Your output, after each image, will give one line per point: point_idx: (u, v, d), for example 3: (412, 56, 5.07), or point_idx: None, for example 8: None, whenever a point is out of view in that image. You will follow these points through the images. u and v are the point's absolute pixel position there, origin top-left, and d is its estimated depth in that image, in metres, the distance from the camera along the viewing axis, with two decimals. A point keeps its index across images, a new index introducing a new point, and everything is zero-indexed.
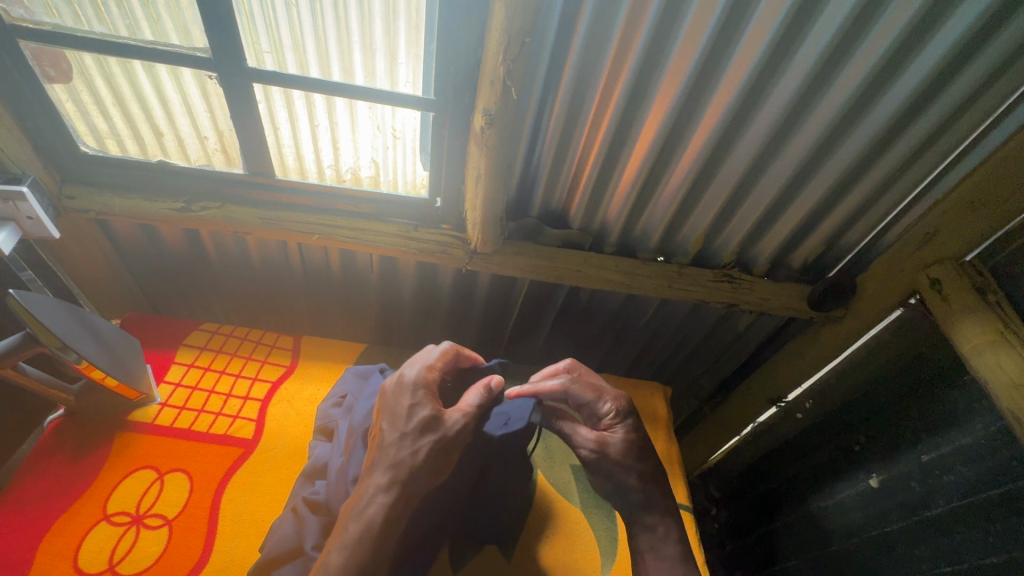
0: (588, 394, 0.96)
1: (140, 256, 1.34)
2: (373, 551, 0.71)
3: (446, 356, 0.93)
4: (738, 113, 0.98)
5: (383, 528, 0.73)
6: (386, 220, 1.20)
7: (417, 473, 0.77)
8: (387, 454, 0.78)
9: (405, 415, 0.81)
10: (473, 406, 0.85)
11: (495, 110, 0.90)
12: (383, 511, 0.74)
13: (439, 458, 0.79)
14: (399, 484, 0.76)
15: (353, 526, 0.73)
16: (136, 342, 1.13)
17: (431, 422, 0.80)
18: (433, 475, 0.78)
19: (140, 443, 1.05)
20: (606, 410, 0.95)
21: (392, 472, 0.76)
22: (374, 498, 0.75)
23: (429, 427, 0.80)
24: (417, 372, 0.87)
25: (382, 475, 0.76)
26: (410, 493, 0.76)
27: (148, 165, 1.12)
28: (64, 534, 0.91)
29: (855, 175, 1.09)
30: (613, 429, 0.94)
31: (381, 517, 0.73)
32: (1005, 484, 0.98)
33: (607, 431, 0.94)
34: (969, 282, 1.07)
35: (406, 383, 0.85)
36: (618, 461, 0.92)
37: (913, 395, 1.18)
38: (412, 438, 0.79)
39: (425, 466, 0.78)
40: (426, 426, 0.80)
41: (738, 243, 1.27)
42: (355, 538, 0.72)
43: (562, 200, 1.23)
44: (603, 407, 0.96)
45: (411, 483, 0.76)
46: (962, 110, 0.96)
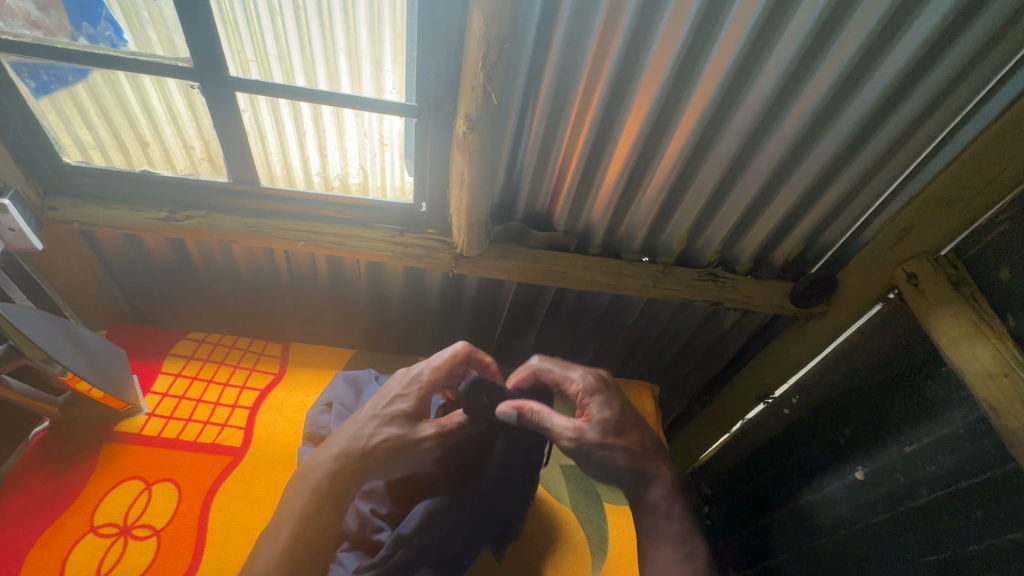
0: (556, 372, 0.95)
1: (126, 265, 1.34)
2: (312, 515, 0.79)
3: (457, 360, 0.90)
4: (715, 115, 1.00)
5: (317, 502, 0.80)
6: (373, 226, 1.20)
7: (364, 461, 0.82)
8: (349, 432, 0.86)
9: (386, 402, 0.88)
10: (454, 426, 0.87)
11: (476, 115, 0.92)
12: (325, 484, 0.81)
13: (392, 454, 0.83)
14: (349, 458, 0.82)
15: (295, 496, 0.81)
16: (122, 353, 1.13)
17: (403, 416, 0.85)
18: (381, 467, 0.83)
19: (128, 454, 1.04)
20: (576, 390, 0.93)
21: (347, 448, 0.83)
22: (322, 471, 0.82)
23: (398, 420, 0.85)
24: (423, 367, 0.90)
25: (337, 448, 0.84)
26: (352, 477, 0.82)
27: (132, 176, 1.12)
28: (50, 548, 0.90)
29: (832, 173, 1.11)
30: (591, 406, 0.91)
31: (323, 485, 0.81)
32: (985, 471, 1.00)
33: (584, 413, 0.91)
34: (944, 276, 1.10)
35: (408, 374, 0.90)
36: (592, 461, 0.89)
37: (894, 384, 1.21)
38: (376, 424, 0.85)
39: (372, 453, 0.82)
40: (394, 418, 0.85)
41: (720, 242, 1.29)
42: (295, 504, 0.80)
43: (547, 202, 1.24)
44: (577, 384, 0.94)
45: (359, 465, 0.82)
46: (932, 107, 0.99)
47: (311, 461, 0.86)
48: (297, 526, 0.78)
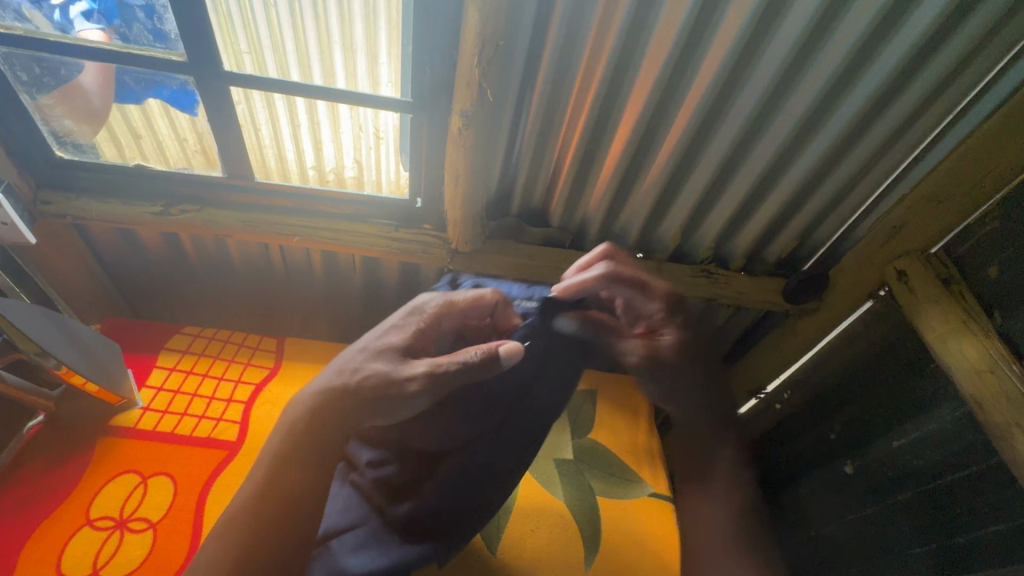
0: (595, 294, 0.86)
1: (120, 259, 1.34)
2: (288, 455, 0.67)
3: (479, 302, 0.79)
4: (709, 113, 1.01)
5: (289, 451, 0.68)
6: (368, 221, 1.20)
7: (343, 399, 0.69)
8: (341, 365, 0.74)
9: (380, 336, 0.76)
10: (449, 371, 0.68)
11: (471, 111, 0.92)
12: (304, 419, 0.70)
13: (373, 395, 0.69)
14: (329, 394, 0.70)
15: (269, 444, 0.70)
16: (116, 346, 1.13)
17: (391, 346, 0.73)
18: (359, 408, 0.69)
19: (123, 448, 1.04)
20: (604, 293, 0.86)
21: (333, 381, 0.71)
22: (302, 412, 0.71)
23: (387, 351, 0.73)
24: (435, 303, 0.78)
25: (322, 379, 0.73)
26: (335, 419, 0.69)
27: (125, 169, 1.11)
28: (46, 540, 0.91)
29: (825, 170, 1.12)
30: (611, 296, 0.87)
31: (303, 422, 0.69)
32: (967, 466, 1.03)
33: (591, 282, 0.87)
34: (933, 272, 1.11)
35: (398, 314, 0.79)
36: None
37: (884, 379, 1.24)
38: (366, 355, 0.73)
39: (355, 389, 0.70)
40: (383, 349, 0.73)
41: (714, 239, 1.30)
42: (267, 453, 0.69)
43: (542, 198, 1.24)
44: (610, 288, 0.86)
45: (343, 401, 0.69)
46: (923, 107, 1.00)
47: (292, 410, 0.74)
48: (264, 479, 0.66)
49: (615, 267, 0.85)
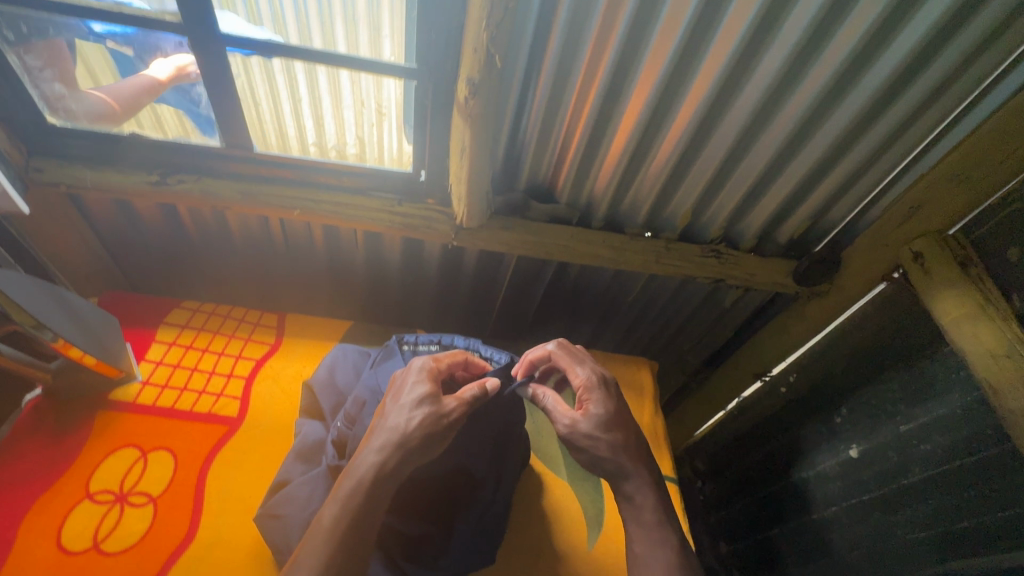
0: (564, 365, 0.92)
1: (116, 232, 1.31)
2: (360, 509, 0.70)
3: (455, 358, 0.91)
4: (725, 85, 0.96)
5: (361, 505, 0.71)
6: (371, 195, 1.17)
7: (410, 445, 0.75)
8: (388, 424, 0.77)
9: (406, 390, 0.82)
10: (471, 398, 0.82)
11: (479, 79, 0.88)
12: (373, 473, 0.73)
13: (431, 434, 0.77)
14: (392, 449, 0.75)
15: (331, 506, 0.71)
16: (114, 320, 1.11)
17: (429, 396, 0.79)
18: (425, 447, 0.77)
19: (123, 422, 1.03)
20: (578, 384, 0.89)
21: (389, 437, 0.75)
22: (363, 468, 0.73)
23: (427, 401, 0.79)
24: (425, 363, 0.86)
25: (376, 438, 0.76)
26: (401, 464, 0.75)
27: (119, 137, 1.08)
28: (46, 513, 0.90)
29: (844, 147, 1.08)
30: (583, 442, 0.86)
31: (370, 478, 0.73)
32: (978, 452, 1.00)
33: (570, 371, 0.91)
34: (949, 254, 1.08)
35: (412, 370, 0.85)
36: (588, 438, 0.84)
37: (891, 365, 1.20)
38: (411, 405, 0.78)
39: (416, 439, 0.76)
40: (423, 398, 0.79)
41: (725, 218, 1.27)
42: (332, 515, 0.70)
43: (550, 174, 1.21)
44: (585, 384, 0.89)
45: (406, 449, 0.75)
46: (950, 80, 0.96)
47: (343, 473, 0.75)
48: (340, 535, 0.68)
49: (598, 372, 0.90)
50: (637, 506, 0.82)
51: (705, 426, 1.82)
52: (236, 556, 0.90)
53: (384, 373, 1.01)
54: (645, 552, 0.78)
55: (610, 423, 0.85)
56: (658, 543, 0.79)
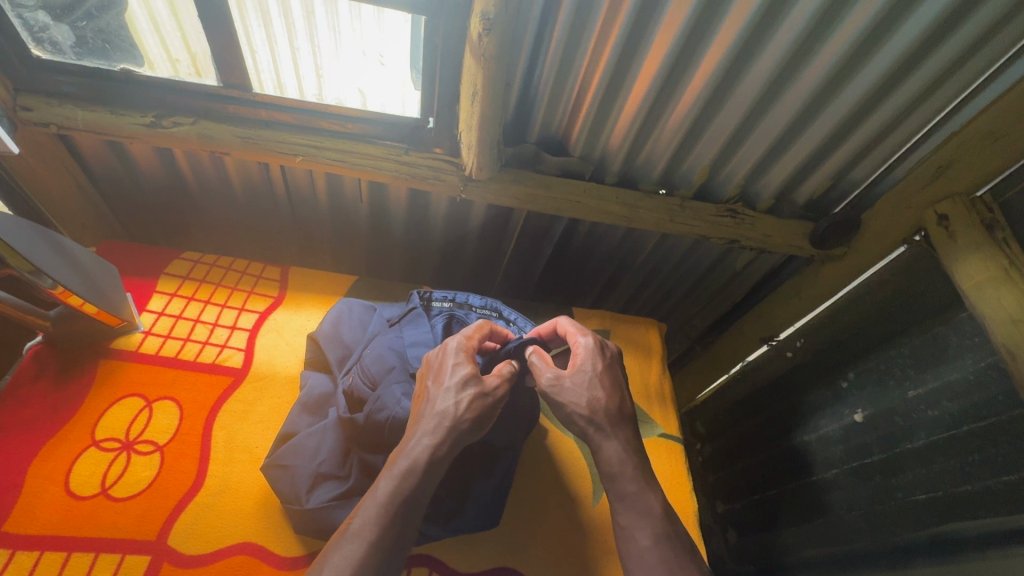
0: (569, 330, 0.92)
1: (111, 176, 1.27)
2: (416, 485, 0.69)
3: (482, 332, 0.90)
4: (757, 27, 0.90)
5: (418, 483, 0.70)
6: (376, 143, 1.12)
7: (462, 424, 0.75)
8: (436, 406, 0.76)
9: (447, 372, 0.80)
10: (512, 375, 0.83)
11: (494, 14, 0.82)
12: (427, 453, 0.72)
13: (481, 414, 0.77)
14: (446, 431, 0.73)
15: (385, 483, 0.69)
16: (113, 268, 1.08)
17: (474, 377, 0.79)
18: (476, 427, 0.76)
19: (127, 371, 1.02)
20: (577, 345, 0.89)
21: (442, 419, 0.74)
22: (417, 448, 0.72)
23: (471, 382, 0.78)
24: (459, 341, 0.85)
25: (428, 419, 0.75)
26: (454, 444, 0.74)
27: (111, 74, 1.02)
28: (53, 459, 0.90)
29: (875, 101, 1.02)
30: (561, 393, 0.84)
31: (426, 459, 0.71)
32: (988, 417, 0.98)
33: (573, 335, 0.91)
34: (976, 217, 1.03)
35: (450, 351, 0.83)
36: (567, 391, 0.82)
37: (903, 331, 1.16)
38: (459, 387, 0.77)
39: (467, 421, 0.75)
40: (468, 380, 0.78)
41: (743, 176, 1.22)
42: (387, 490, 0.68)
43: (563, 124, 1.15)
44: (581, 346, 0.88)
45: (459, 430, 0.75)
46: (997, 27, 0.90)
47: (393, 453, 0.73)
48: (397, 509, 0.67)
49: (600, 340, 0.89)
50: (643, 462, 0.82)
51: (706, 392, 1.81)
52: (246, 507, 0.91)
53: (409, 336, 0.99)
54: (629, 515, 0.74)
55: (594, 383, 0.83)
56: (642, 505, 0.75)
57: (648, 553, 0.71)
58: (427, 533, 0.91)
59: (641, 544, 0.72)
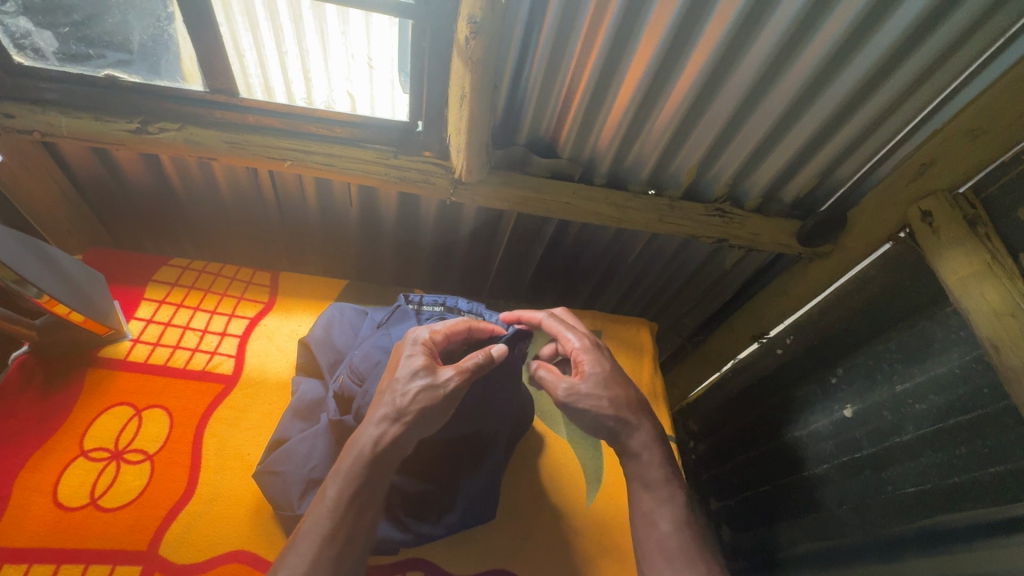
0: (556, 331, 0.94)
1: (98, 183, 1.26)
2: (363, 482, 0.71)
3: (456, 327, 0.89)
4: (741, 30, 0.91)
5: (366, 480, 0.71)
6: (365, 146, 1.13)
7: (406, 418, 0.74)
8: (386, 395, 0.77)
9: (402, 364, 0.80)
10: (471, 367, 0.80)
11: (481, 17, 0.82)
12: (373, 447, 0.73)
13: (429, 407, 0.76)
14: (390, 423, 0.74)
15: (333, 482, 0.71)
16: (99, 276, 1.06)
17: (425, 368, 0.78)
18: (424, 420, 0.76)
19: (116, 380, 1.01)
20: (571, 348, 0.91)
21: (389, 411, 0.75)
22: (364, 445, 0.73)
23: (423, 373, 0.78)
24: (419, 335, 0.84)
25: (376, 411, 0.76)
26: (406, 436, 0.75)
27: (95, 81, 1.02)
28: (41, 469, 0.89)
29: (858, 100, 1.04)
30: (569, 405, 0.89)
31: (371, 451, 0.73)
32: (973, 410, 1.00)
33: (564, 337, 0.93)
34: (959, 213, 1.04)
35: (409, 343, 0.83)
36: (590, 395, 0.85)
37: (891, 327, 1.17)
38: (409, 378, 0.77)
39: (413, 411, 0.75)
40: (419, 371, 0.78)
41: (730, 176, 1.23)
42: (336, 489, 0.70)
43: (551, 127, 1.16)
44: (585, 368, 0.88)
45: (410, 421, 0.74)
46: (974, 28, 0.92)
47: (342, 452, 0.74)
48: (346, 507, 0.69)
49: (589, 337, 0.92)
50: (638, 460, 0.83)
51: (698, 390, 1.82)
52: (232, 511, 0.90)
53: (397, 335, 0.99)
54: (649, 501, 0.81)
55: (609, 381, 0.87)
56: (665, 493, 0.81)
57: (669, 537, 0.77)
58: (420, 536, 0.90)
59: (662, 528, 0.78)
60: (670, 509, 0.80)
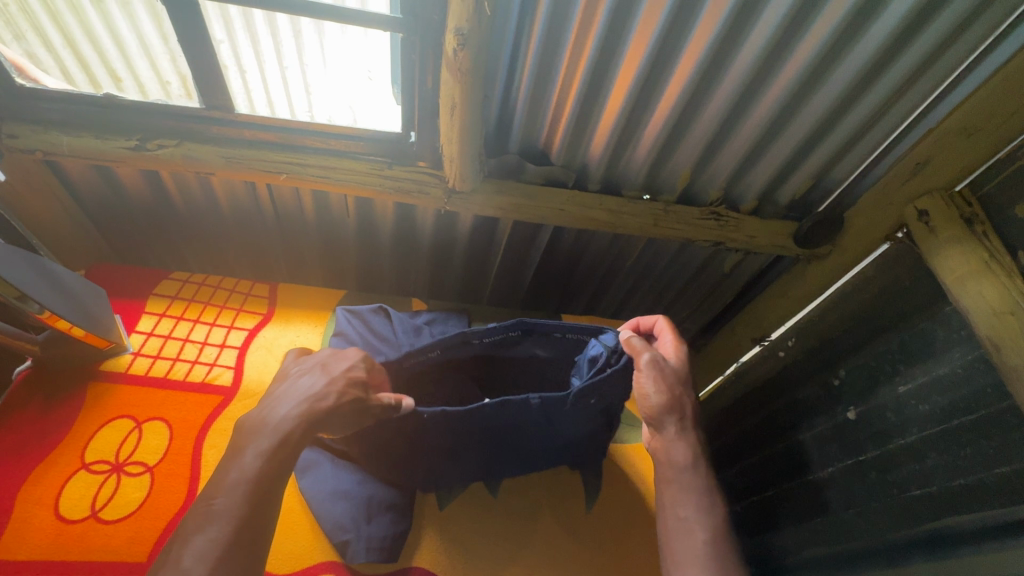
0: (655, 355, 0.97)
1: (100, 200, 1.29)
2: (280, 462, 0.70)
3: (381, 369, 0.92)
4: (728, 36, 0.93)
5: (276, 474, 0.69)
6: (359, 157, 1.13)
7: (330, 412, 0.77)
8: (299, 391, 0.78)
9: (338, 367, 0.83)
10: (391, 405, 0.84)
11: (468, 29, 0.84)
12: (289, 429, 0.73)
13: (352, 412, 0.80)
14: (314, 410, 0.76)
15: (246, 457, 0.69)
16: (101, 291, 1.09)
17: (358, 382, 0.82)
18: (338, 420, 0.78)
19: (116, 393, 1.02)
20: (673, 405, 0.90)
21: (313, 400, 0.77)
22: (270, 437, 0.72)
23: (355, 386, 0.82)
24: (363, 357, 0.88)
25: (302, 397, 0.77)
26: (307, 428, 0.74)
27: (95, 100, 1.04)
28: (43, 483, 0.90)
29: (849, 102, 1.04)
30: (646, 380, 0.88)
31: (288, 432, 0.72)
32: (976, 410, 0.99)
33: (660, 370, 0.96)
34: (955, 212, 1.04)
35: (342, 355, 0.86)
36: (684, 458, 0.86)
37: (894, 325, 1.16)
38: (325, 384, 0.79)
39: (321, 416, 0.76)
40: (353, 383, 0.82)
41: (725, 179, 1.24)
42: (253, 467, 0.68)
43: (544, 135, 1.17)
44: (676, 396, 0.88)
45: (316, 415, 0.75)
46: (961, 29, 0.93)
47: (238, 443, 0.71)
48: (258, 490, 0.66)
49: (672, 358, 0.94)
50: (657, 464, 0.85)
51: (706, 391, 1.77)
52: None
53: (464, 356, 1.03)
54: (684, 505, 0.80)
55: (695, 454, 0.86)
56: (705, 502, 0.81)
57: (706, 545, 0.76)
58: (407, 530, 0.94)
59: (701, 536, 0.77)
60: (707, 518, 0.79)
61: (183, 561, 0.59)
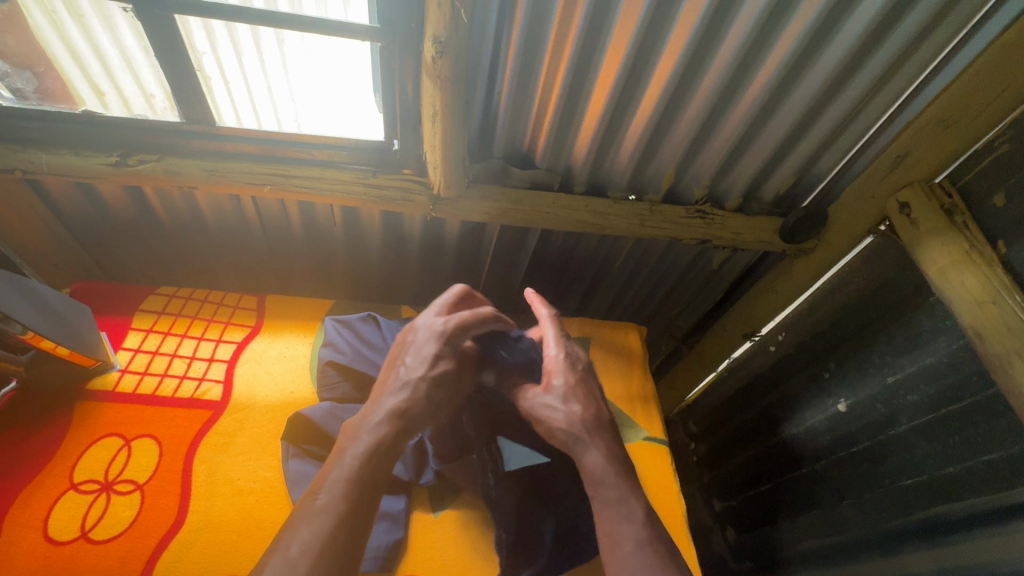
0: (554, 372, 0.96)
1: (83, 216, 1.27)
2: (367, 477, 0.71)
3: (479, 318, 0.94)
4: (705, 36, 0.94)
5: (371, 471, 0.72)
6: (343, 167, 1.13)
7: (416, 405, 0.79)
8: (390, 388, 0.82)
9: (417, 348, 0.87)
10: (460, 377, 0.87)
11: (446, 37, 0.84)
12: (375, 439, 0.74)
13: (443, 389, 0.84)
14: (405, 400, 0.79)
15: (328, 484, 0.70)
16: (87, 309, 1.08)
17: (440, 354, 0.86)
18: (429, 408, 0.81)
19: (104, 412, 1.01)
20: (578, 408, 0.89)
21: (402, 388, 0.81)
22: (366, 437, 0.75)
23: (440, 359, 0.85)
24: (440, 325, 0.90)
25: (390, 397, 0.80)
26: (399, 434, 0.77)
27: (74, 117, 1.03)
28: (31, 505, 0.89)
29: (828, 98, 1.05)
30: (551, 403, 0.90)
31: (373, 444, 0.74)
32: (963, 398, 1.00)
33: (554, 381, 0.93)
34: (936, 205, 1.05)
35: (420, 333, 0.90)
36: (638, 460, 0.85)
37: (882, 320, 1.16)
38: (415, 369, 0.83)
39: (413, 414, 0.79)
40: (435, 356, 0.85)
41: (710, 176, 1.24)
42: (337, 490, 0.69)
43: (528, 138, 1.17)
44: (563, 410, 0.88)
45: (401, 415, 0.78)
46: (935, 22, 0.94)
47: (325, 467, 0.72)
48: (346, 511, 0.67)
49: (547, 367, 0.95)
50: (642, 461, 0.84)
51: (695, 392, 1.77)
52: (254, 535, 0.91)
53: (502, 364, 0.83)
54: None
55: None
56: None
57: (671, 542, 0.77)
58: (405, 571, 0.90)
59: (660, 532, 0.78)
60: None
61: (288, 553, 0.63)
